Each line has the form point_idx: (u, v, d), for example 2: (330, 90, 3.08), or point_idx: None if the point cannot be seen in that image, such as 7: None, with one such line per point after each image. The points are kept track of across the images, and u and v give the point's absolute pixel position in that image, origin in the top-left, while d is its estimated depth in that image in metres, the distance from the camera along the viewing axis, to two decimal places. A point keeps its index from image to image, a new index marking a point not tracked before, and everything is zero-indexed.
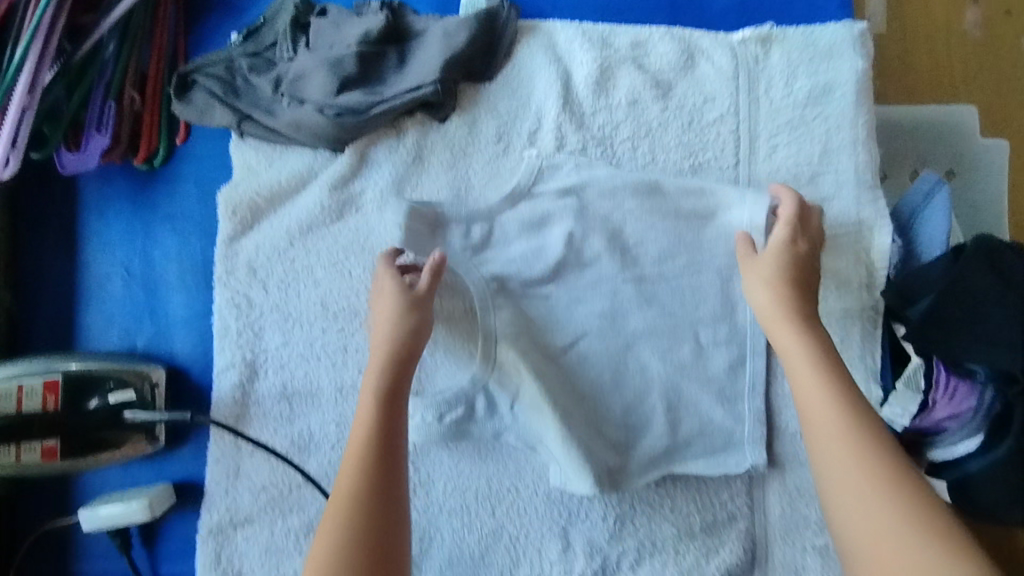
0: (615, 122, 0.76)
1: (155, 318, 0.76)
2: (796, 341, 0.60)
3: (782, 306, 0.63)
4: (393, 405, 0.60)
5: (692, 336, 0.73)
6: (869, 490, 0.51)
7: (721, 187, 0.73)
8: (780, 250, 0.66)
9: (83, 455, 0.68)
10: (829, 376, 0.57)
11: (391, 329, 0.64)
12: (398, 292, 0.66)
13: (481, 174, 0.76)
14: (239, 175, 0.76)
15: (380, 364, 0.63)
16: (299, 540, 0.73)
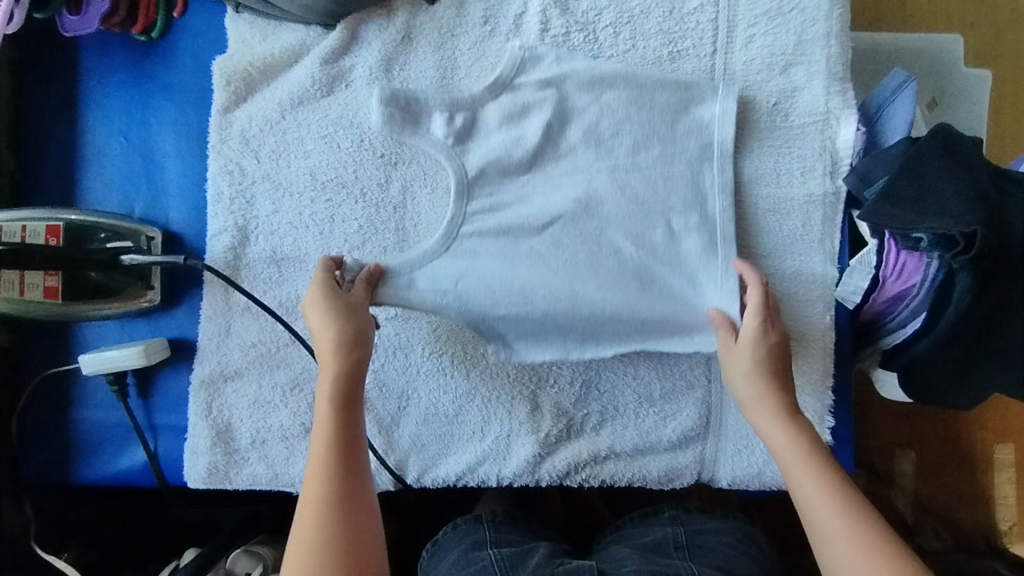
0: (599, 9, 0.79)
1: (153, 185, 0.80)
2: (777, 421, 0.66)
3: (764, 394, 0.67)
4: (349, 433, 0.63)
5: (664, 222, 0.74)
6: (831, 500, 0.61)
7: (695, 83, 0.76)
8: (756, 346, 0.69)
9: (83, 299, 0.73)
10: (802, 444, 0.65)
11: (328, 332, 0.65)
12: (338, 313, 0.66)
13: (467, 54, 0.79)
14: (233, 48, 0.79)
15: (337, 359, 0.64)
16: (285, 393, 0.77)
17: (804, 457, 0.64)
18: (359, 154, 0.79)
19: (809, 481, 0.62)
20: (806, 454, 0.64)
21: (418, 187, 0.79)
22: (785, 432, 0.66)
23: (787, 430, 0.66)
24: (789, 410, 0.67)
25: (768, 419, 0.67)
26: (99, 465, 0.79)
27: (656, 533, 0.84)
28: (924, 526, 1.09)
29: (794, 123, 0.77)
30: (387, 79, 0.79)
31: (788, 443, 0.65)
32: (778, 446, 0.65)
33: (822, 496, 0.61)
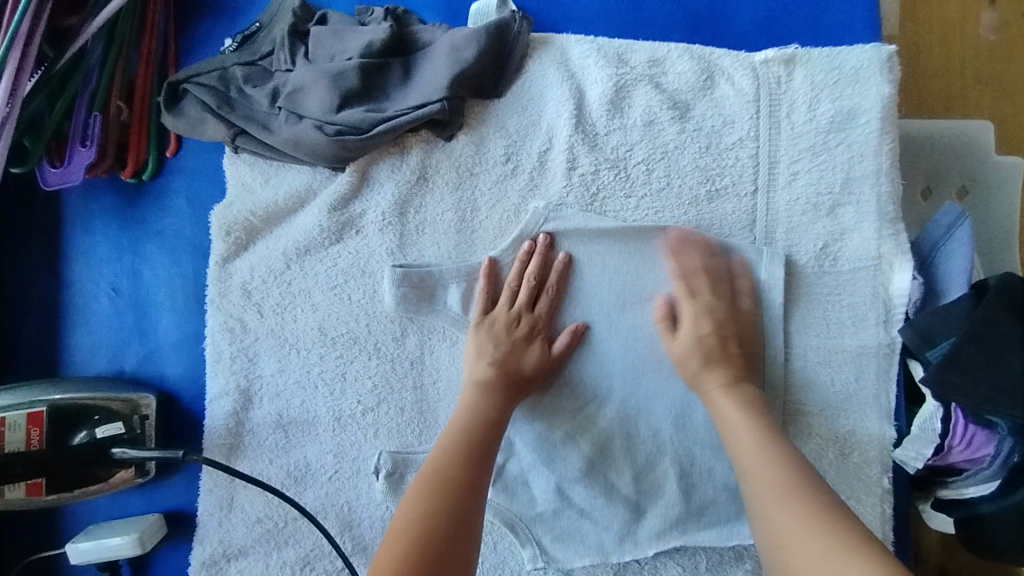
0: (629, 144, 0.73)
1: (145, 340, 0.73)
2: (728, 398, 0.66)
3: (732, 385, 0.67)
4: (485, 435, 0.65)
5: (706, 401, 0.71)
6: (793, 503, 0.56)
7: (730, 247, 0.72)
8: (686, 341, 0.69)
9: (70, 489, 0.66)
10: (756, 424, 0.63)
11: (489, 359, 0.69)
12: (501, 361, 0.69)
13: (488, 195, 0.73)
14: (233, 194, 0.73)
15: (494, 388, 0.68)
16: (294, 573, 0.70)
17: (764, 449, 0.61)
18: (371, 306, 0.72)
19: (758, 463, 0.60)
20: (765, 443, 0.61)
21: (436, 341, 0.73)
22: (737, 413, 0.65)
23: (738, 413, 0.65)
24: (746, 391, 0.66)
25: (721, 398, 0.66)
26: None
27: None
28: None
29: (844, 269, 0.72)
30: (401, 224, 0.73)
31: (742, 425, 0.63)
32: (730, 428, 0.64)
33: (768, 478, 0.59)
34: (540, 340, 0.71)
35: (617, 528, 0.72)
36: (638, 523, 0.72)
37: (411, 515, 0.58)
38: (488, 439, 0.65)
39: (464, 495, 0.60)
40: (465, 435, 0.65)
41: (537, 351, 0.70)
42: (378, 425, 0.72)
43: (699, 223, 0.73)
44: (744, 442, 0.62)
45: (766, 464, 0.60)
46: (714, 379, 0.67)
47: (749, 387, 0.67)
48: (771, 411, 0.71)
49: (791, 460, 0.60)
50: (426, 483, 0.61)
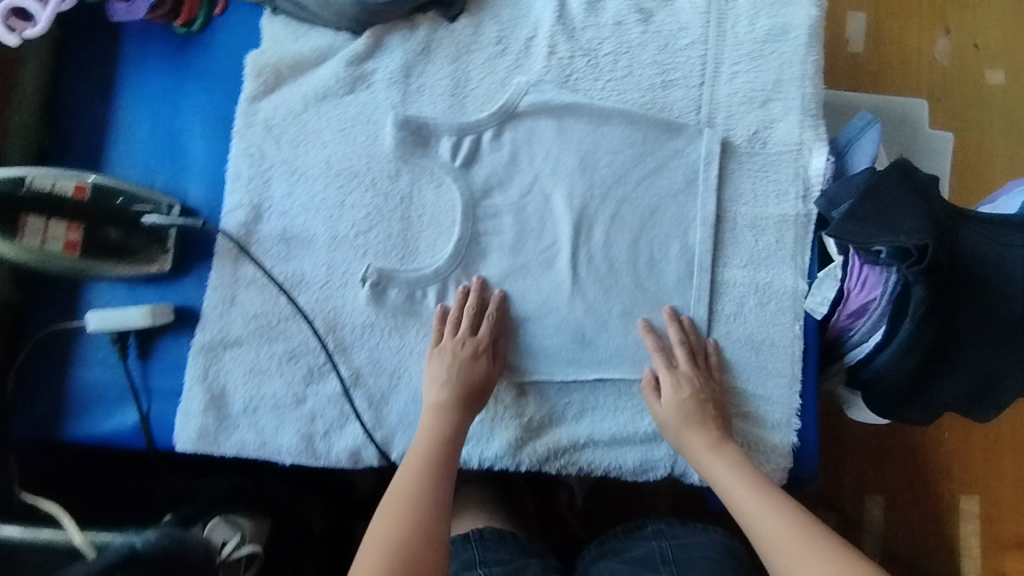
0: (600, 38, 0.87)
1: (175, 162, 0.85)
2: (721, 463, 0.75)
3: (722, 455, 0.75)
4: (449, 456, 0.75)
5: (649, 251, 0.84)
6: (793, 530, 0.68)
7: (683, 124, 0.86)
8: (675, 392, 0.78)
9: (99, 254, 0.77)
10: (744, 471, 0.74)
11: (440, 383, 0.78)
12: (457, 383, 0.77)
13: (480, 69, 0.87)
14: (266, 44, 0.86)
15: (446, 411, 0.77)
16: (281, 363, 0.81)
17: (765, 500, 0.70)
18: (373, 148, 0.85)
19: (764, 512, 0.70)
20: (764, 497, 0.71)
21: (423, 181, 0.85)
22: (735, 477, 0.73)
23: (734, 477, 0.73)
24: (731, 453, 0.76)
25: (715, 466, 0.75)
26: (89, 423, 0.81)
27: (644, 548, 0.87)
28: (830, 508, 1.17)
29: (771, 150, 0.86)
30: (404, 84, 0.86)
31: (736, 481, 0.73)
32: (724, 482, 0.74)
33: (776, 524, 0.68)
34: (487, 355, 0.79)
35: (567, 354, 0.82)
36: (584, 350, 0.82)
37: (392, 540, 0.68)
38: (447, 455, 0.75)
39: (434, 509, 0.71)
40: (429, 454, 0.75)
41: (487, 362, 0.79)
42: (367, 246, 0.84)
43: (655, 105, 0.86)
44: (738, 490, 0.72)
45: (768, 502, 0.70)
46: (703, 441, 0.76)
47: (728, 447, 0.76)
48: (704, 264, 0.83)
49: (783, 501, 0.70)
50: (399, 498, 0.72)
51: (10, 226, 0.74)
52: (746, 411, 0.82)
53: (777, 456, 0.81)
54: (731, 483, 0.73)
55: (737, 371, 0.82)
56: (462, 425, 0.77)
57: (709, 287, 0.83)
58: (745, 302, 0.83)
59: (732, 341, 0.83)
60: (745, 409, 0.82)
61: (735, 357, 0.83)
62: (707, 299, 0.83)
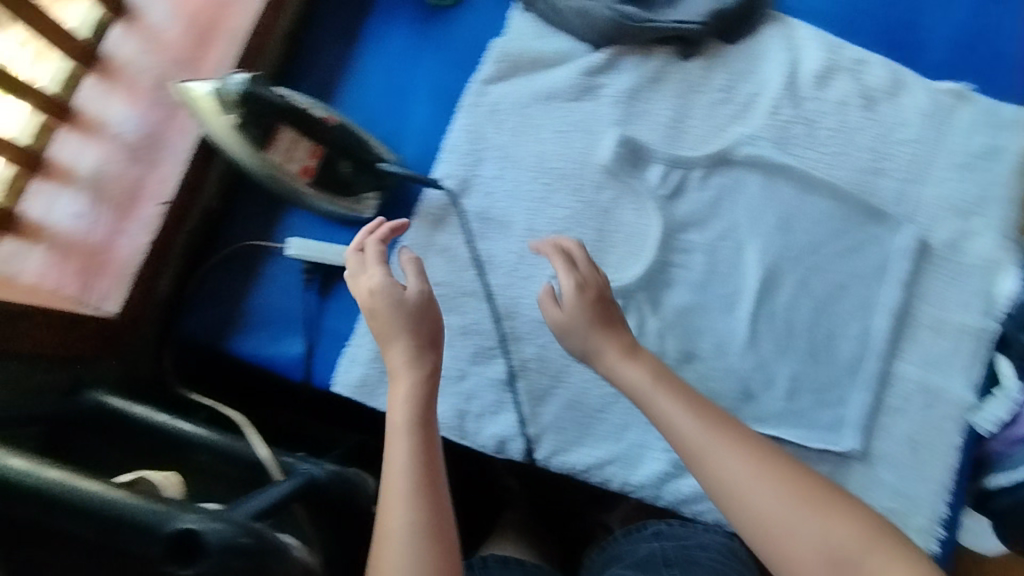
0: (823, 111, 0.90)
1: (397, 119, 0.88)
2: (638, 369, 0.70)
3: (657, 384, 0.69)
4: (426, 422, 0.65)
5: (827, 324, 0.84)
6: (804, 509, 0.59)
7: (885, 213, 0.87)
8: (576, 295, 0.74)
9: (325, 184, 0.78)
10: (716, 428, 0.64)
11: (410, 339, 0.69)
12: (402, 333, 0.69)
13: (702, 110, 0.89)
14: (511, 35, 0.89)
15: (412, 367, 0.68)
16: (454, 336, 0.82)
17: (742, 445, 0.63)
18: (586, 156, 0.87)
19: (761, 483, 0.60)
20: (765, 463, 0.61)
21: (627, 199, 0.87)
22: (691, 414, 0.66)
23: (703, 434, 0.64)
24: (653, 363, 0.71)
25: (633, 372, 0.70)
26: (255, 342, 0.81)
27: (645, 549, 0.76)
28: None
29: (963, 260, 0.87)
30: (629, 104, 0.89)
31: (693, 427, 0.65)
32: (709, 462, 0.63)
33: (771, 492, 0.60)
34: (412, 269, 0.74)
35: (727, 401, 0.82)
36: (745, 403, 0.82)
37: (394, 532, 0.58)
38: (426, 424, 0.65)
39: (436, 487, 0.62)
40: (407, 419, 0.65)
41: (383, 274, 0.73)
42: None
43: (862, 188, 0.88)
44: (725, 470, 0.62)
45: (764, 474, 0.61)
46: (617, 345, 0.72)
47: (672, 375, 0.70)
48: (878, 350, 0.84)
49: (792, 477, 0.61)
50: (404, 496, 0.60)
51: (261, 137, 0.74)
52: (894, 507, 0.80)
53: None
54: (726, 462, 0.62)
55: (891, 465, 0.81)
56: (434, 367, 0.69)
57: (880, 375, 0.83)
58: (908, 397, 0.83)
59: (890, 433, 0.82)
60: (892, 505, 0.80)
61: (892, 451, 0.82)
62: (876, 387, 0.83)
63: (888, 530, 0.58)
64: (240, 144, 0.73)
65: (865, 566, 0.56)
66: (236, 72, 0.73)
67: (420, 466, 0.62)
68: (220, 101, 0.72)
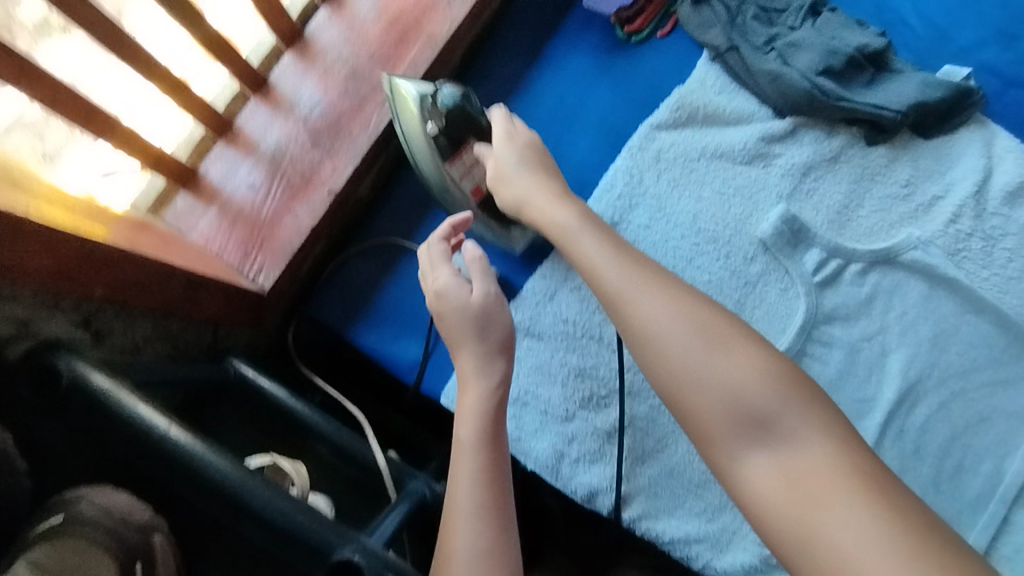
0: (1007, 231, 0.83)
1: (558, 147, 0.87)
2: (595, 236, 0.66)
3: (612, 245, 0.65)
4: (495, 441, 0.61)
5: (959, 456, 0.79)
6: (746, 356, 0.55)
7: None
8: (529, 159, 0.73)
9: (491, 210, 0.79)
10: (675, 293, 0.60)
11: (484, 346, 0.64)
12: (470, 338, 0.64)
13: (875, 201, 0.85)
14: (694, 85, 0.87)
15: (484, 372, 0.63)
16: (569, 376, 0.81)
17: (705, 325, 0.57)
18: (743, 224, 0.84)
19: (693, 341, 0.56)
20: (714, 324, 0.57)
21: (774, 278, 0.83)
22: (673, 301, 0.59)
23: (653, 290, 0.60)
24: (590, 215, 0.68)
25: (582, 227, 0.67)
26: (375, 336, 0.82)
27: None
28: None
29: None
30: (800, 180, 0.85)
31: (629, 275, 0.62)
32: (636, 306, 0.60)
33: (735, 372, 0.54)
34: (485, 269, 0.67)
35: None
36: None
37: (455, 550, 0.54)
38: (494, 439, 0.61)
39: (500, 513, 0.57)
40: (474, 432, 0.60)
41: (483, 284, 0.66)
42: None
43: None
44: (673, 329, 0.57)
45: (715, 331, 0.57)
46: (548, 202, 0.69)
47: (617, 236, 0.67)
48: (1012, 500, 0.77)
49: (716, 328, 0.57)
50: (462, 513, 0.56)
51: (449, 150, 0.74)
52: None
53: None
54: (656, 311, 0.59)
55: None
56: (503, 377, 0.64)
57: (1004, 524, 0.77)
58: None
59: None
60: None
61: None
62: (995, 535, 0.77)
63: (808, 383, 0.54)
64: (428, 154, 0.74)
65: (780, 426, 0.52)
66: (448, 86, 0.73)
67: (484, 484, 0.58)
68: (427, 111, 0.72)
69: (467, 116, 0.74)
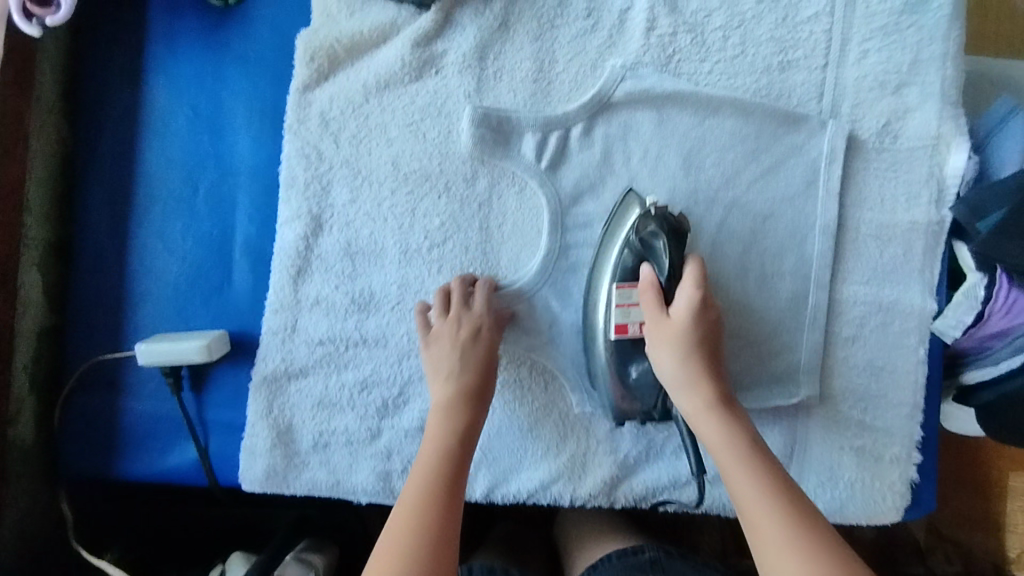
0: (708, 10, 0.74)
1: (220, 164, 0.75)
2: (670, 355, 0.64)
3: (686, 364, 0.63)
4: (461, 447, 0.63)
5: (758, 265, 0.74)
6: (790, 535, 0.54)
7: (804, 117, 0.74)
8: (691, 313, 0.64)
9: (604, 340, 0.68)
10: (787, 503, 0.55)
11: (460, 372, 0.67)
12: (462, 363, 0.68)
13: (567, 48, 0.75)
14: (318, 22, 0.73)
15: (459, 400, 0.66)
16: (352, 396, 0.74)
17: (739, 457, 0.58)
18: (447, 147, 0.74)
19: (744, 489, 0.57)
20: (743, 453, 0.58)
21: (505, 185, 0.75)
22: (720, 427, 0.60)
23: (699, 418, 0.62)
24: (682, 341, 0.63)
25: (660, 343, 0.64)
26: (145, 461, 0.74)
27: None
28: (934, 551, 0.99)
29: (902, 146, 0.75)
30: (480, 68, 0.74)
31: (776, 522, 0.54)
32: (733, 480, 0.58)
33: (773, 534, 0.54)
34: (488, 330, 0.70)
35: None
36: None
37: (411, 524, 0.57)
38: (461, 449, 0.63)
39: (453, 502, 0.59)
40: (443, 433, 0.64)
41: (485, 317, 0.70)
42: (442, 261, 0.74)
43: (770, 91, 0.75)
44: (751, 494, 0.56)
45: (769, 502, 0.55)
46: (649, 324, 0.66)
47: (698, 352, 0.63)
48: (821, 280, 0.74)
49: (779, 501, 0.56)
50: (408, 521, 0.57)
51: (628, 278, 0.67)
52: (863, 445, 0.74)
53: (895, 493, 0.73)
54: (738, 481, 0.57)
55: (855, 401, 0.75)
56: (476, 402, 0.67)
57: (826, 307, 0.74)
58: (862, 321, 0.75)
59: (850, 368, 0.75)
60: (862, 442, 0.74)
61: (854, 385, 0.75)
62: (824, 322, 0.74)
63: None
64: (603, 263, 0.70)
65: None
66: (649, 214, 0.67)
67: (448, 466, 0.62)
68: (631, 235, 0.68)
69: (672, 269, 0.65)
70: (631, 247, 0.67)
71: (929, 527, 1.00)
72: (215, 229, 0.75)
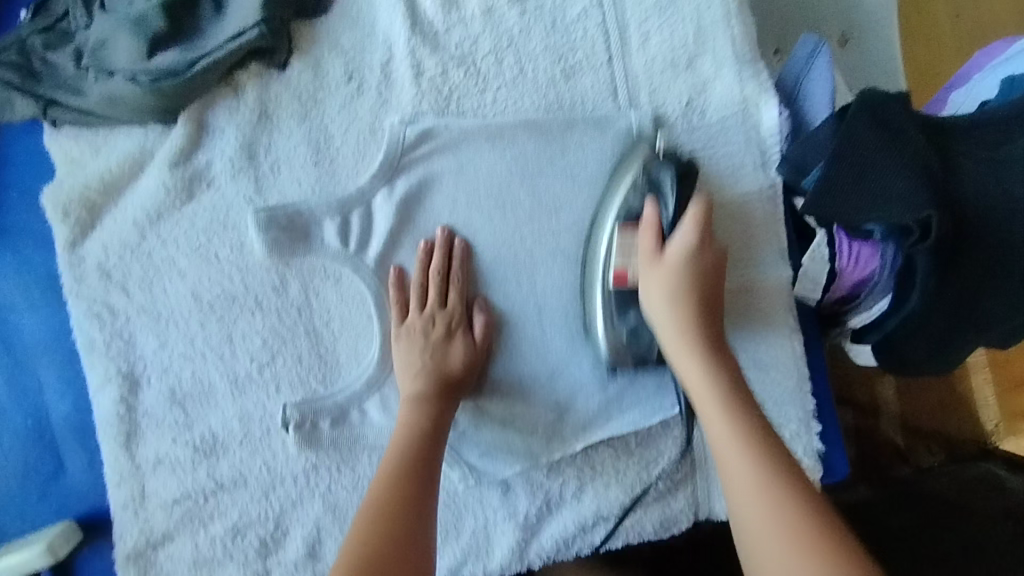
0: (473, 37, 0.70)
1: (9, 349, 0.69)
2: (660, 289, 0.60)
3: (677, 281, 0.59)
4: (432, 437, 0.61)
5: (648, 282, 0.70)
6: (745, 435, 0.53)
7: (605, 117, 0.69)
8: (691, 226, 0.60)
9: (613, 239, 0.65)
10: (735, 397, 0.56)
11: (419, 374, 0.65)
12: (427, 364, 0.66)
13: (338, 120, 0.69)
14: (64, 172, 0.68)
15: (426, 400, 0.64)
16: (227, 545, 0.68)
17: (709, 376, 0.56)
18: (243, 259, 0.68)
19: (706, 397, 0.56)
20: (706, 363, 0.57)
21: (318, 281, 0.69)
22: (696, 351, 0.58)
23: (671, 332, 0.59)
24: (674, 284, 0.59)
25: (652, 283, 0.60)
26: None
27: None
28: (916, 448, 1.00)
29: (712, 119, 0.71)
30: (253, 168, 0.68)
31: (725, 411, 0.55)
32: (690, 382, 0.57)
33: (714, 413, 0.55)
34: (464, 335, 0.67)
35: (548, 433, 0.70)
36: (564, 419, 0.70)
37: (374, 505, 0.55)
38: (433, 445, 0.61)
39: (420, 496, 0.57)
40: (411, 429, 0.62)
41: (455, 311, 0.68)
42: (278, 379, 0.69)
43: (562, 103, 0.70)
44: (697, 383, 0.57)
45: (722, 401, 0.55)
46: (642, 262, 0.62)
47: (688, 289, 0.59)
48: None
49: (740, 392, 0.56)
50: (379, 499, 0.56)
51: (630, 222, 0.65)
52: None
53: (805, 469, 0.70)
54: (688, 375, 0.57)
55: None
56: (452, 404, 0.65)
57: None
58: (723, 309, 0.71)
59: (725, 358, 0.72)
60: None
61: None
62: None
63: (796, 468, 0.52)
64: (604, 208, 0.67)
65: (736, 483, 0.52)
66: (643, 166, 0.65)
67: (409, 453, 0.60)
68: (636, 177, 0.65)
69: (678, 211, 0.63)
70: (635, 186, 0.65)
71: (903, 425, 1.02)
72: (29, 417, 0.69)
